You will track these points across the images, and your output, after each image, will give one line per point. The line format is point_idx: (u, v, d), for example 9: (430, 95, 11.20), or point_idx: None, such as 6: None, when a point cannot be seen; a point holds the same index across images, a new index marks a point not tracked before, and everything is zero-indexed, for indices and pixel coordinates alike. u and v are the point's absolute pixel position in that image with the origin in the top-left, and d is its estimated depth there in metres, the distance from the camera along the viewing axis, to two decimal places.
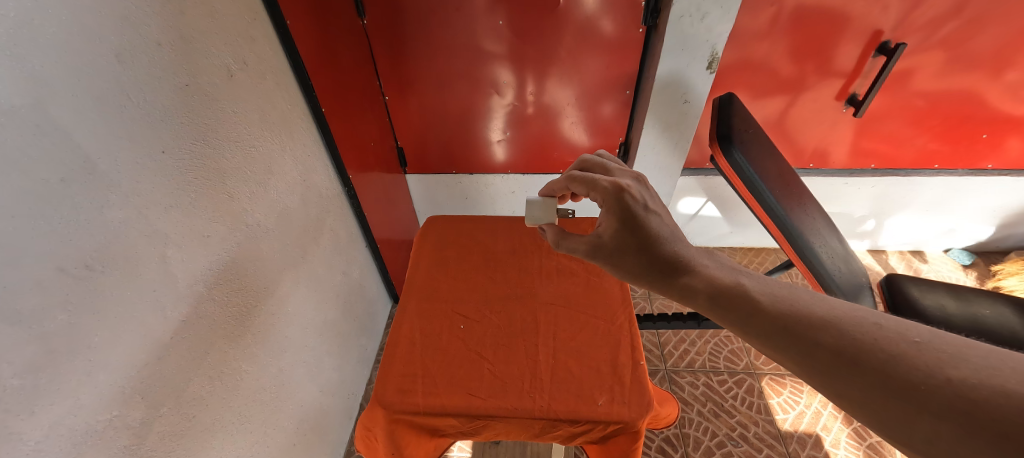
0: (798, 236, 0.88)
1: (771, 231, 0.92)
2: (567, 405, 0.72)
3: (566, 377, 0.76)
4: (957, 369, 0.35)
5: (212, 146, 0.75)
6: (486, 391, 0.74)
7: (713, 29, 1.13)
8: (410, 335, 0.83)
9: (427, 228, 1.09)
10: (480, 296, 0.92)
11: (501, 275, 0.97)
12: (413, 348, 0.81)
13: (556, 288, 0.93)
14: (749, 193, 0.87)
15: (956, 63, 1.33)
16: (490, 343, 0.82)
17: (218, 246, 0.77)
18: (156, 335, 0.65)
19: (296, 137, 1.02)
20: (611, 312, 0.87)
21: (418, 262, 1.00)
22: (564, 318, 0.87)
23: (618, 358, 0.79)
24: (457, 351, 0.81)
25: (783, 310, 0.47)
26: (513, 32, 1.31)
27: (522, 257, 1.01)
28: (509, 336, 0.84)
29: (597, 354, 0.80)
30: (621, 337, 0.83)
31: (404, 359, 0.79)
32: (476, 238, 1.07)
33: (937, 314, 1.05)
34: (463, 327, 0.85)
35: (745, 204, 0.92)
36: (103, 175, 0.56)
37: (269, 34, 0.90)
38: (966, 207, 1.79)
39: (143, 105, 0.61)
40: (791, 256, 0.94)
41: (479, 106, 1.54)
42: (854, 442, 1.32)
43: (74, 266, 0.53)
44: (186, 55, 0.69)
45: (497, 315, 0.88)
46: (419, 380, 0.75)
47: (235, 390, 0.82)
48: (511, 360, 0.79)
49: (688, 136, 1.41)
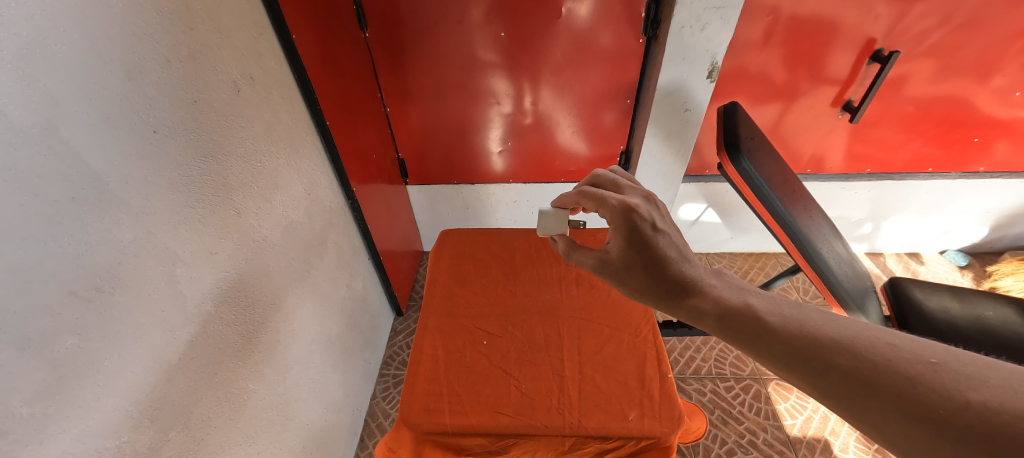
0: (807, 242, 0.89)
1: (780, 238, 0.92)
2: (597, 421, 0.71)
3: (594, 393, 0.75)
4: (976, 391, 0.34)
5: (220, 162, 0.74)
6: (514, 408, 0.73)
7: (713, 39, 1.15)
8: (432, 352, 0.82)
9: (443, 241, 1.09)
10: (501, 310, 0.91)
11: (520, 288, 0.96)
12: (436, 365, 0.80)
13: (575, 299, 0.93)
14: (757, 199, 0.87)
15: (946, 70, 1.36)
16: (515, 359, 0.81)
17: (227, 264, 0.76)
18: (165, 357, 0.63)
19: (301, 150, 1.01)
20: (633, 325, 0.87)
21: (436, 276, 0.99)
22: (587, 332, 0.86)
23: (645, 371, 0.79)
24: (480, 368, 0.80)
25: (796, 331, 0.47)
26: (513, 44, 1.32)
27: (540, 268, 1.01)
28: (533, 351, 0.83)
29: (625, 368, 0.79)
30: (646, 350, 0.82)
31: (428, 377, 0.78)
32: (493, 250, 1.07)
33: (941, 315, 1.05)
34: (486, 342, 0.84)
35: (753, 210, 0.92)
36: (114, 194, 0.55)
37: (275, 49, 0.90)
38: (960, 209, 1.82)
39: (154, 122, 0.60)
40: (800, 263, 0.94)
41: (479, 117, 1.54)
42: (863, 446, 1.32)
43: (84, 287, 0.51)
44: (195, 71, 0.68)
45: (518, 329, 0.87)
46: (444, 399, 0.74)
47: (242, 410, 0.80)
48: (536, 376, 0.78)
49: (688, 144, 1.42)
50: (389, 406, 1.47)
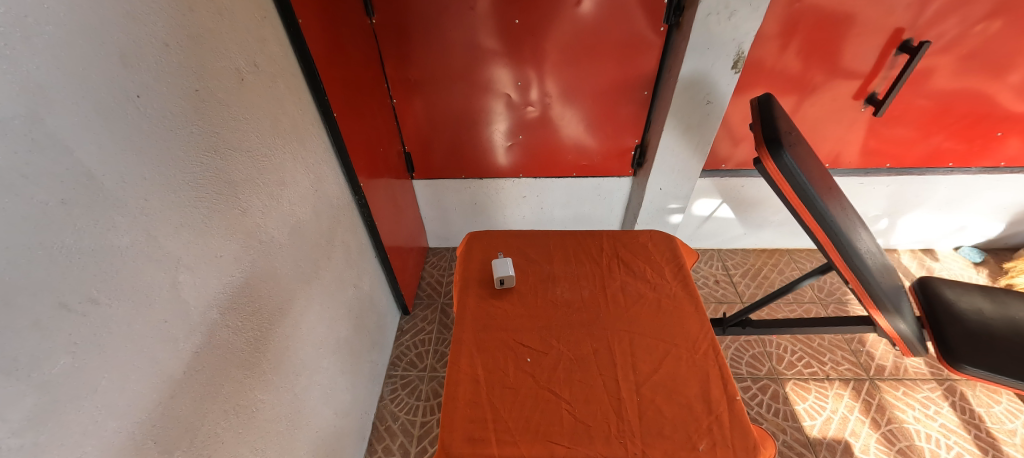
0: (852, 250, 0.84)
1: (823, 246, 0.88)
2: (664, 451, 0.68)
3: (656, 418, 0.72)
4: None
5: (223, 157, 0.68)
6: (569, 438, 0.70)
7: (740, 27, 1.09)
8: (471, 372, 0.79)
9: (469, 247, 1.06)
10: (542, 325, 0.88)
11: (563, 299, 0.94)
12: (477, 386, 0.77)
13: (624, 313, 0.90)
14: (800, 203, 0.82)
15: (974, 62, 1.32)
16: (562, 380, 0.78)
17: (232, 268, 0.71)
18: (168, 371, 0.58)
19: (307, 144, 0.95)
20: (691, 340, 0.84)
21: (467, 288, 0.96)
22: (641, 348, 0.83)
23: (711, 392, 0.76)
24: (523, 390, 0.76)
25: None
26: (528, 31, 1.26)
27: (579, 277, 0.99)
28: (580, 371, 0.80)
29: (686, 389, 0.76)
30: (709, 368, 0.80)
31: (468, 402, 0.74)
32: (529, 256, 1.04)
33: (974, 316, 1.02)
34: (531, 360, 0.81)
35: (795, 215, 0.87)
36: (109, 194, 0.49)
37: (280, 35, 0.84)
38: (977, 205, 1.79)
39: (151, 112, 0.54)
40: (843, 271, 0.90)
41: (489, 109, 1.48)
42: (884, 447, 1.26)
43: (77, 300, 0.46)
44: (197, 58, 0.62)
45: (560, 344, 0.84)
46: (489, 426, 0.71)
47: (250, 421, 0.75)
48: (589, 400, 0.75)
49: (708, 138, 1.37)
50: (398, 409, 1.42)
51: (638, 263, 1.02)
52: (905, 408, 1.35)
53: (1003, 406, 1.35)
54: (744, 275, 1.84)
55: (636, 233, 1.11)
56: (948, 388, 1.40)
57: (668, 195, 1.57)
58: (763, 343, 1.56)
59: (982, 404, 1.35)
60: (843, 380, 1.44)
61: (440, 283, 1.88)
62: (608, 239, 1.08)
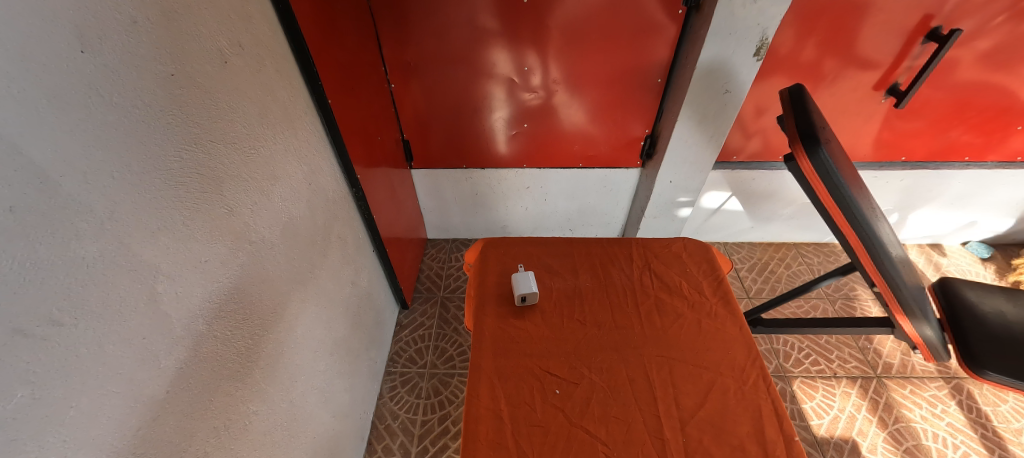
0: (889, 261, 0.80)
1: (860, 257, 0.83)
2: None
3: None
4: None
5: (207, 151, 0.61)
6: None
7: (766, 11, 1.02)
8: (493, 406, 0.75)
9: (483, 258, 1.04)
10: (570, 349, 0.84)
11: (593, 321, 0.90)
12: (500, 422, 0.73)
13: (661, 338, 0.87)
14: (838, 211, 0.77)
15: (1002, 53, 1.26)
16: (598, 416, 0.74)
17: (218, 273, 0.64)
18: (149, 392, 0.52)
19: (299, 133, 0.87)
20: (739, 369, 0.81)
21: (484, 307, 0.92)
22: (683, 378, 0.80)
23: (765, 432, 0.72)
24: (554, 428, 0.72)
25: None
26: (537, 12, 1.17)
27: (607, 294, 0.96)
28: (617, 404, 0.76)
29: (737, 428, 0.73)
30: (760, 402, 0.76)
31: (490, 442, 0.70)
32: (552, 271, 1.01)
33: (997, 319, 0.99)
34: (560, 392, 0.77)
35: (831, 223, 0.82)
36: (70, 199, 0.42)
37: (268, 13, 0.75)
38: (990, 200, 1.76)
39: (118, 102, 0.47)
40: (876, 281, 0.86)
41: (493, 95, 1.40)
42: (891, 447, 1.25)
43: (35, 324, 0.39)
44: (173, 38, 0.54)
45: (592, 373, 0.81)
46: None
47: (243, 437, 0.70)
48: (629, 440, 0.71)
49: (724, 129, 1.31)
50: (398, 408, 1.38)
51: (673, 278, 0.99)
52: (912, 407, 1.34)
53: (1009, 405, 1.34)
54: (750, 269, 1.81)
55: (663, 243, 1.08)
56: (955, 386, 1.39)
57: (678, 188, 1.52)
58: (770, 339, 1.54)
59: (988, 403, 1.35)
60: (851, 378, 1.42)
61: (440, 276, 1.82)
62: (637, 251, 1.05)
